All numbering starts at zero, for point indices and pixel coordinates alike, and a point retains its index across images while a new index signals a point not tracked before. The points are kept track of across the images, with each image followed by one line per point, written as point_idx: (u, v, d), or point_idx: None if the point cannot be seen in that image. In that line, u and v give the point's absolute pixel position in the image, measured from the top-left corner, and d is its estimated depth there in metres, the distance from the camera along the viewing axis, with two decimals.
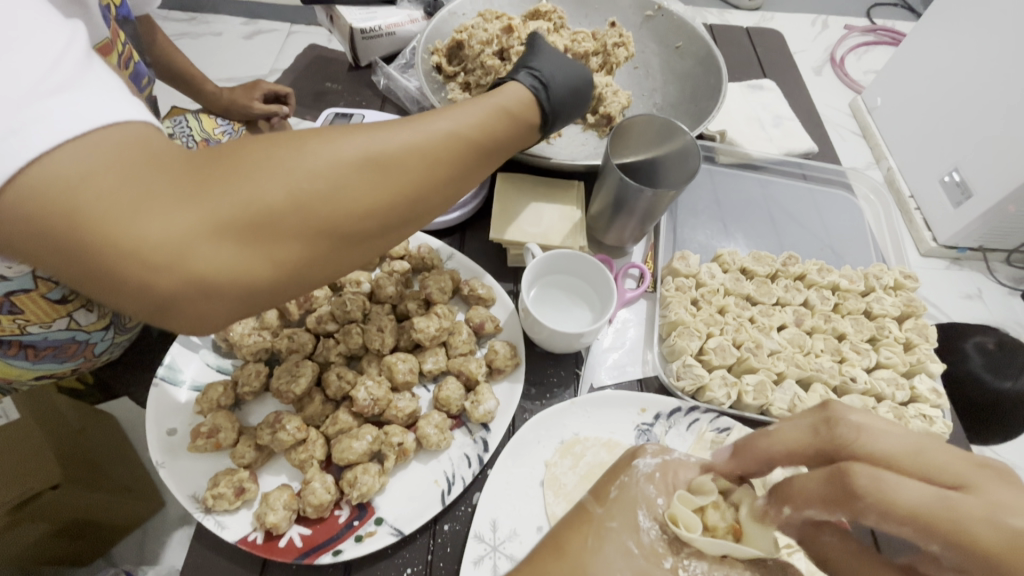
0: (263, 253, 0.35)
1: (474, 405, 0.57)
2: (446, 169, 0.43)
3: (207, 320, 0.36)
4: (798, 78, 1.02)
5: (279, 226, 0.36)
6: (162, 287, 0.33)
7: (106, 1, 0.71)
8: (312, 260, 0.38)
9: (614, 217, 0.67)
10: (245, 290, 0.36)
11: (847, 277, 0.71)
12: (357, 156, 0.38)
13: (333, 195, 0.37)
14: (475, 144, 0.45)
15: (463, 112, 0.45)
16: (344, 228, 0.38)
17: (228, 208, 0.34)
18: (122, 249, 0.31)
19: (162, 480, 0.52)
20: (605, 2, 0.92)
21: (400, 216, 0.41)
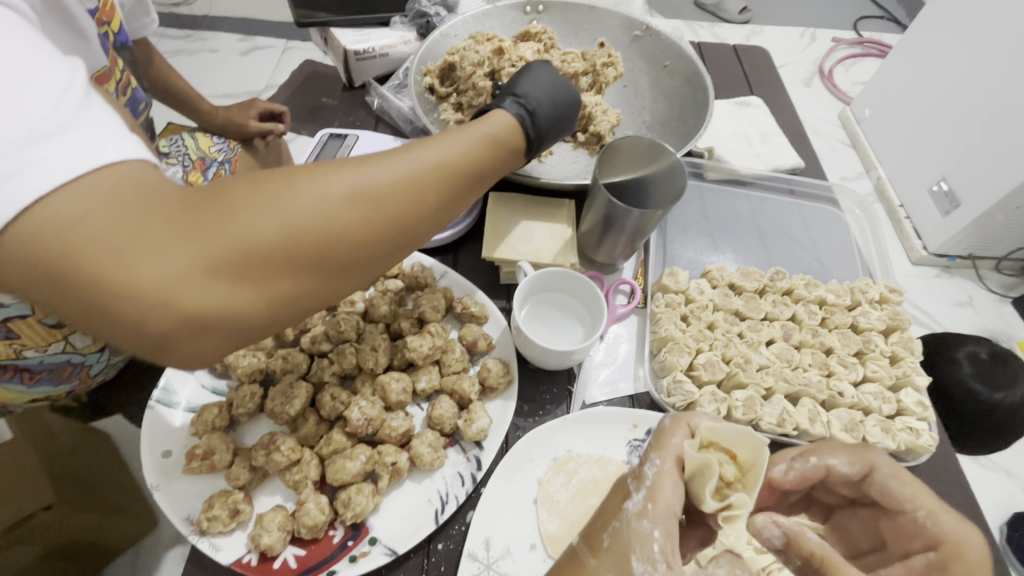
0: (255, 290, 0.37)
1: (468, 423, 0.58)
2: (433, 200, 0.44)
3: (200, 355, 0.37)
4: (784, 94, 1.04)
5: (271, 264, 0.37)
6: (158, 326, 0.34)
7: (104, 28, 0.73)
8: (302, 294, 0.39)
9: (604, 236, 0.69)
10: (237, 325, 0.37)
11: (834, 291, 0.73)
12: (347, 192, 0.39)
13: (323, 231, 0.38)
14: (464, 173, 0.46)
15: (452, 141, 0.46)
16: (334, 262, 0.39)
17: (220, 248, 0.35)
18: (118, 292, 0.33)
19: (157, 503, 0.52)
20: (594, 23, 0.94)
21: (389, 247, 0.42)
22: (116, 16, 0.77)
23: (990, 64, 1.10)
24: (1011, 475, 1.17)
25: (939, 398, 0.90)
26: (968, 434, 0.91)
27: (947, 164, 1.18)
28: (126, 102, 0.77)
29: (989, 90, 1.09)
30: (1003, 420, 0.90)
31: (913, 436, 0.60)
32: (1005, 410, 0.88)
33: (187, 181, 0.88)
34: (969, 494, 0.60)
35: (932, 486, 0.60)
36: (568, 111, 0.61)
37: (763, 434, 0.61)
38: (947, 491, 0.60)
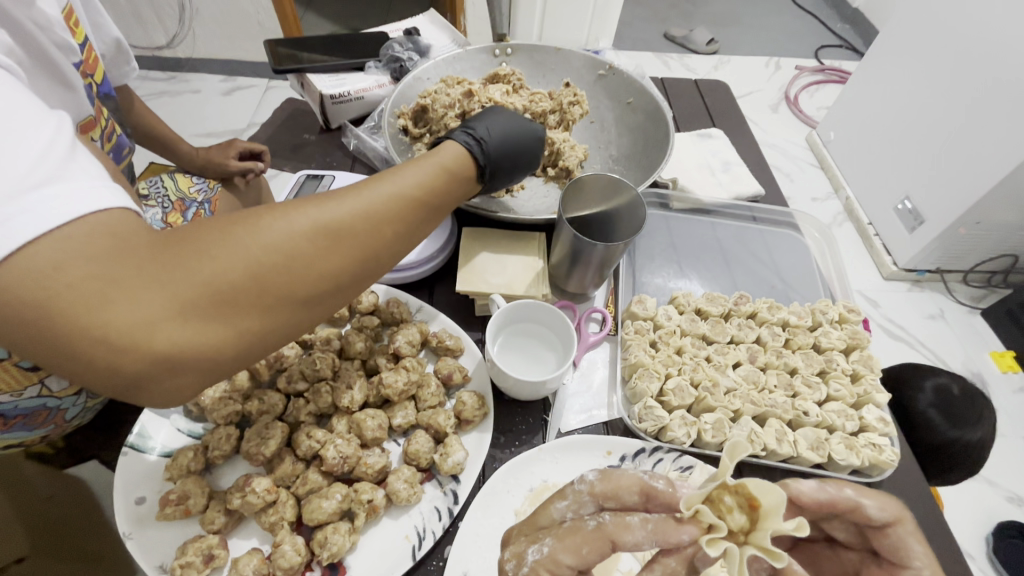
0: (224, 326, 0.39)
1: (444, 457, 0.58)
2: (393, 232, 0.46)
3: (172, 392, 0.39)
4: (744, 124, 1.10)
5: (239, 300, 0.39)
6: (131, 368, 0.36)
7: (88, 80, 0.75)
8: (270, 328, 0.41)
9: (572, 267, 0.71)
10: (210, 362, 0.39)
11: (795, 313, 0.76)
12: (310, 229, 0.42)
13: (289, 266, 0.40)
14: (423, 206, 0.49)
15: (411, 175, 0.49)
16: (300, 295, 0.42)
17: (191, 289, 0.37)
18: (93, 337, 0.34)
19: (129, 552, 0.51)
20: (560, 64, 0.99)
21: (354, 277, 0.45)
22: (99, 67, 0.80)
23: (935, 91, 1.17)
24: (993, 484, 1.19)
25: (913, 435, 0.94)
26: (944, 446, 0.93)
27: (908, 183, 1.25)
28: (110, 148, 0.79)
29: (937, 113, 1.16)
30: (966, 450, 0.94)
31: (876, 451, 0.62)
32: (964, 445, 0.93)
33: (167, 222, 0.90)
34: (933, 507, 0.62)
35: (897, 500, 0.62)
36: (520, 145, 0.64)
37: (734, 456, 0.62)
38: (914, 504, 0.62)
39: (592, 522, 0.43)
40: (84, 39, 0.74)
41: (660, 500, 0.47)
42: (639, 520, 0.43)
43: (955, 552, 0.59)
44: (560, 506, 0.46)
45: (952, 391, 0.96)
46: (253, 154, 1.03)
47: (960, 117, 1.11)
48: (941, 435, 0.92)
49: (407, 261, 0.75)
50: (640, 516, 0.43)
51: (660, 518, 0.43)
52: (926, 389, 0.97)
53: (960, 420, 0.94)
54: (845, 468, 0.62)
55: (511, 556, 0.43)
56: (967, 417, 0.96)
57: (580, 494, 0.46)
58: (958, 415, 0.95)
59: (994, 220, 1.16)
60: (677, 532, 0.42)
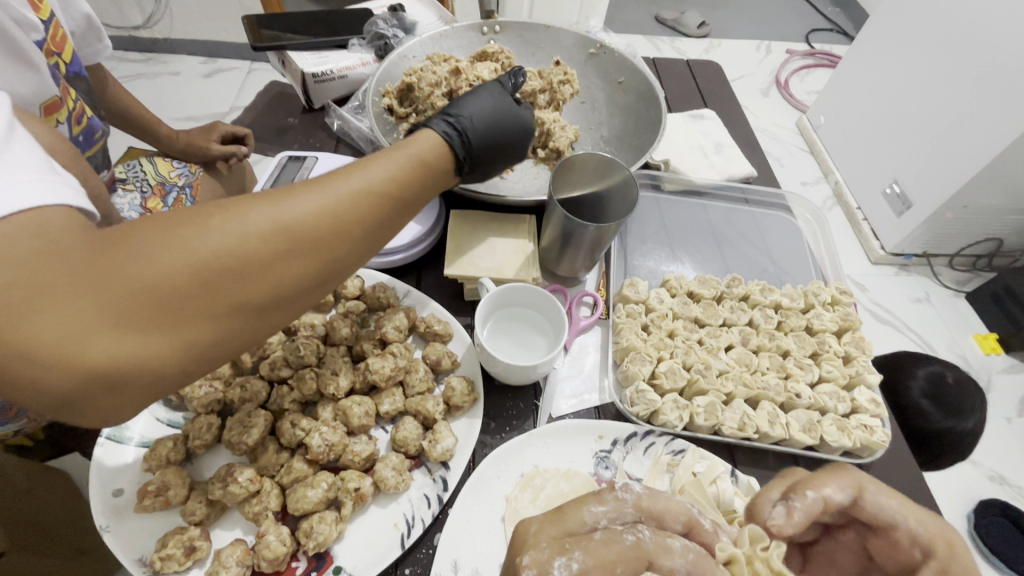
0: (169, 337, 0.35)
1: (432, 444, 0.57)
2: (361, 230, 0.42)
3: (117, 408, 0.36)
4: (736, 105, 1.08)
5: (183, 310, 0.35)
6: (64, 384, 0.32)
7: (54, 59, 0.71)
8: (224, 338, 0.37)
9: (563, 250, 0.70)
10: (154, 377, 0.35)
11: (788, 295, 0.75)
12: (266, 225, 0.38)
13: (242, 267, 0.37)
14: (396, 198, 0.46)
15: (382, 164, 0.46)
16: (257, 299, 0.38)
17: (129, 297, 0.33)
18: (20, 350, 0.31)
19: (107, 545, 0.50)
20: (550, 42, 0.97)
21: (317, 279, 0.41)
22: (68, 45, 0.76)
23: (926, 73, 1.16)
24: (976, 463, 1.21)
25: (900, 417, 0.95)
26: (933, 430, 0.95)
27: (897, 167, 1.25)
28: (80, 131, 0.76)
29: (926, 96, 1.15)
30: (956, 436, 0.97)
31: (867, 432, 0.62)
32: (956, 432, 0.96)
33: (145, 208, 0.88)
34: (921, 487, 0.62)
35: (886, 481, 0.62)
36: (505, 134, 0.62)
37: (725, 439, 0.62)
38: (903, 485, 0.62)
39: (630, 538, 0.42)
40: (50, 15, 0.71)
41: (703, 537, 0.47)
42: (680, 547, 0.42)
43: None
44: (596, 510, 0.44)
45: (941, 379, 0.98)
46: (236, 137, 1.00)
47: (946, 101, 1.11)
48: (931, 426, 0.95)
49: (395, 244, 0.73)
50: (682, 543, 0.42)
51: (701, 552, 0.43)
52: (917, 376, 0.98)
53: (951, 409, 0.96)
54: (836, 449, 0.62)
55: (531, 562, 0.40)
56: (961, 404, 0.98)
57: (621, 503, 0.45)
58: (946, 398, 0.96)
59: (980, 205, 1.16)
60: (714, 569, 0.42)
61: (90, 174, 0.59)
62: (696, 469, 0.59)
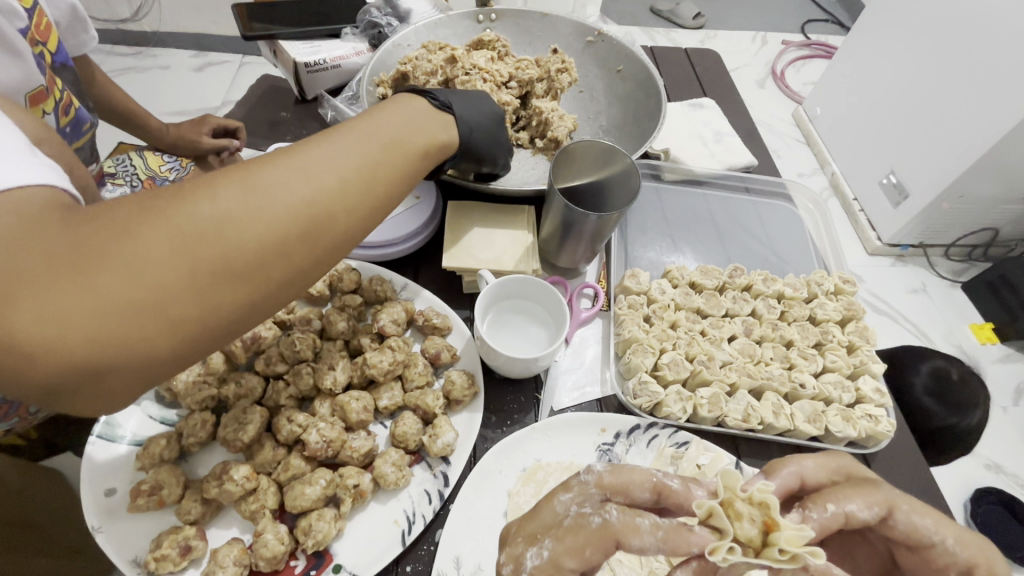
0: (152, 317, 0.32)
1: (433, 439, 0.56)
2: (355, 196, 0.39)
3: (106, 395, 0.34)
4: (735, 95, 1.07)
5: (165, 285, 0.32)
6: (44, 371, 0.30)
7: (38, 47, 0.69)
8: (214, 315, 0.34)
9: (563, 241, 0.69)
10: (140, 361, 0.32)
11: (791, 285, 0.74)
12: (242, 188, 0.35)
13: (219, 230, 0.34)
14: (384, 155, 0.42)
15: (364, 126, 0.44)
16: (242, 265, 0.34)
17: (102, 270, 0.31)
18: None
19: (99, 546, 0.48)
20: (547, 30, 0.95)
21: (308, 240, 0.37)
22: (53, 34, 0.74)
23: (921, 62, 1.15)
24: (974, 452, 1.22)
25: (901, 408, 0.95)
26: (933, 423, 0.96)
27: (893, 158, 1.24)
28: (67, 123, 0.74)
29: (922, 85, 1.14)
30: (961, 432, 0.98)
31: (872, 422, 0.62)
32: (960, 430, 0.97)
33: None
34: (924, 476, 0.62)
35: (891, 471, 0.62)
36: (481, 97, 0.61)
37: (729, 430, 0.61)
38: (908, 475, 0.62)
39: (597, 519, 0.41)
40: (33, 3, 0.69)
41: (674, 500, 0.45)
42: (649, 525, 0.41)
43: None
44: (564, 499, 0.44)
45: (942, 374, 0.99)
46: (228, 130, 0.98)
47: (942, 90, 1.10)
48: (936, 423, 0.96)
49: (393, 236, 0.72)
50: (650, 521, 0.41)
51: (671, 526, 0.41)
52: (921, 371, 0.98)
53: (952, 405, 0.97)
54: (841, 440, 0.61)
55: (508, 559, 0.42)
56: (963, 402, 0.99)
57: (585, 487, 0.45)
58: (945, 392, 0.97)
59: (977, 194, 1.16)
60: (686, 541, 0.40)
61: (77, 167, 0.57)
62: (699, 461, 0.58)
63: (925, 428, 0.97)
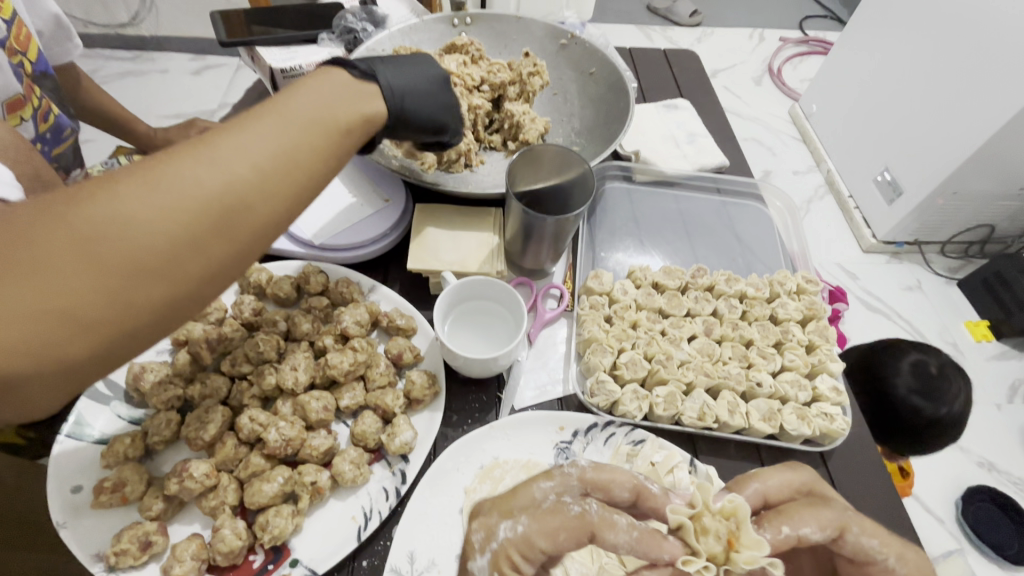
0: (66, 322, 0.34)
1: (391, 437, 0.58)
2: (266, 185, 0.39)
3: (44, 395, 0.36)
4: (714, 95, 1.07)
5: (73, 290, 0.33)
6: None
7: (17, 58, 0.71)
8: (129, 316, 0.35)
9: (526, 243, 0.70)
10: (63, 363, 0.35)
11: (753, 285, 0.75)
12: (146, 185, 0.36)
13: (122, 231, 0.34)
14: (300, 138, 0.42)
15: (281, 107, 0.43)
16: (149, 262, 0.35)
17: (12, 280, 0.33)
18: None
19: (62, 541, 0.50)
20: (521, 33, 0.96)
21: (220, 232, 0.37)
22: (34, 45, 0.76)
23: (914, 59, 1.15)
24: (964, 450, 1.21)
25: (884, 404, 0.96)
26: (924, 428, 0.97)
27: (888, 154, 1.23)
28: (46, 129, 0.76)
29: (915, 82, 1.14)
30: (948, 420, 0.97)
31: (827, 421, 0.62)
32: (947, 420, 0.97)
33: None
34: (883, 473, 0.63)
35: (848, 467, 0.63)
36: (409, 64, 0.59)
37: (686, 428, 0.62)
38: (867, 472, 0.63)
39: (575, 508, 0.44)
40: (12, 15, 0.71)
41: (652, 503, 0.49)
42: (625, 524, 0.44)
43: (906, 518, 0.60)
44: (544, 486, 0.47)
45: (927, 369, 0.98)
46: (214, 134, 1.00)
47: (935, 90, 1.10)
48: (925, 416, 0.96)
49: (361, 238, 0.73)
50: (627, 520, 0.45)
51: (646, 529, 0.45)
52: (905, 367, 0.98)
53: (936, 395, 0.97)
54: (796, 438, 0.62)
55: (482, 531, 0.45)
56: (946, 391, 0.97)
57: (567, 478, 0.48)
58: (933, 386, 0.97)
59: (971, 191, 1.16)
60: (658, 546, 0.44)
61: (48, 174, 0.59)
62: (654, 459, 0.59)
63: (914, 425, 0.97)
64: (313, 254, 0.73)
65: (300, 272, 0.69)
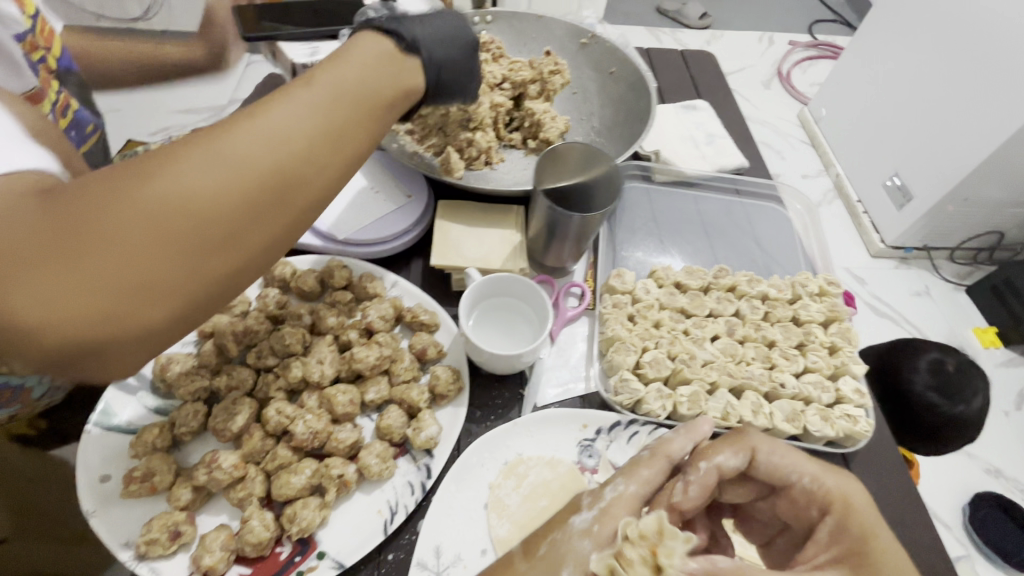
0: (146, 291, 0.36)
1: (417, 432, 0.58)
2: (317, 154, 0.42)
3: (123, 362, 0.39)
4: (730, 97, 1.07)
5: (152, 260, 0.35)
6: (66, 348, 0.35)
7: (39, 54, 0.71)
8: (201, 283, 0.38)
9: (550, 241, 0.70)
10: (145, 330, 0.37)
11: (776, 286, 0.75)
12: (207, 157, 0.38)
13: (191, 203, 0.36)
14: (342, 108, 0.44)
15: (320, 77, 0.44)
16: (217, 232, 0.37)
17: (91, 253, 0.34)
18: (15, 323, 0.33)
19: (93, 529, 0.51)
20: (541, 32, 0.97)
21: (276, 203, 0.40)
22: (56, 40, 0.76)
23: (926, 65, 1.15)
24: (972, 456, 1.21)
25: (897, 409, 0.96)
26: (934, 429, 0.97)
27: (898, 159, 1.23)
28: (67, 124, 0.76)
29: (926, 87, 1.14)
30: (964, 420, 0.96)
31: (850, 422, 0.63)
32: (963, 418, 0.96)
33: None
34: (904, 476, 0.63)
35: (870, 470, 0.63)
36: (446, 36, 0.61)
37: (709, 428, 0.62)
38: (887, 475, 0.63)
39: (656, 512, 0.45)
40: (35, 12, 0.71)
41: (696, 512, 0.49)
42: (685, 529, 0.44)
43: (925, 520, 0.60)
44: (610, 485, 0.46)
45: (943, 369, 0.98)
46: None
47: (947, 95, 1.10)
48: (943, 414, 0.95)
49: (384, 233, 0.74)
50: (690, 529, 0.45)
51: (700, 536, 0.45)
52: (922, 367, 0.98)
53: (953, 393, 0.96)
54: (819, 439, 0.62)
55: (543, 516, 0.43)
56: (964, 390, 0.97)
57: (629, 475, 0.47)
58: (950, 385, 0.97)
59: (981, 197, 1.16)
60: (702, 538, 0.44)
61: (78, 165, 0.59)
62: None
63: (928, 422, 0.96)
64: (337, 250, 0.73)
65: (324, 266, 0.70)
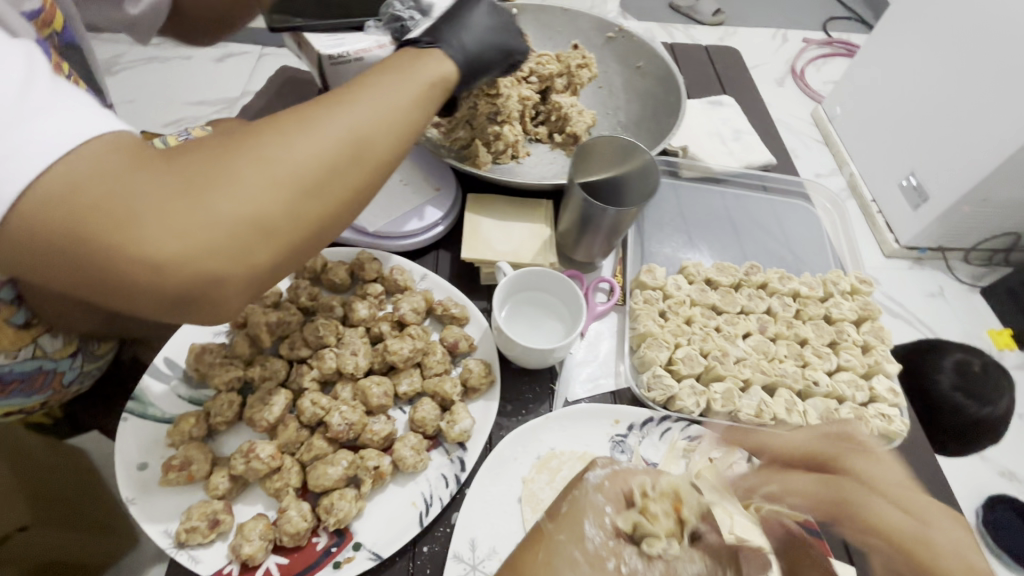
0: (251, 230, 0.40)
1: (450, 425, 0.58)
2: (392, 126, 0.46)
3: (221, 303, 0.42)
4: (753, 93, 1.06)
5: (257, 203, 0.40)
6: (178, 281, 0.38)
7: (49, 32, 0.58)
8: (296, 229, 0.42)
9: (581, 235, 0.69)
10: (247, 269, 0.41)
11: (807, 284, 0.75)
12: (302, 122, 0.43)
13: (291, 157, 0.41)
14: (408, 90, 0.49)
15: (387, 66, 0.50)
16: (312, 183, 0.42)
17: (206, 195, 0.38)
18: (134, 257, 0.37)
19: (133, 516, 0.51)
20: (567, 25, 0.96)
21: (359, 163, 0.45)
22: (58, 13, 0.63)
23: (944, 63, 1.14)
24: (986, 458, 1.20)
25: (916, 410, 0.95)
26: (955, 428, 0.97)
27: (914, 158, 1.21)
28: None
29: (944, 85, 1.13)
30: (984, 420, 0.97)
31: (885, 422, 0.62)
32: (983, 419, 0.97)
33: None
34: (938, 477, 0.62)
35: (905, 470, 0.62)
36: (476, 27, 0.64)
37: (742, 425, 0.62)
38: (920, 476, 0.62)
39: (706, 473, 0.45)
40: None
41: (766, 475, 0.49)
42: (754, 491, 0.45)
43: None
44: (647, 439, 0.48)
45: (966, 369, 0.98)
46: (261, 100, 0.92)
47: (967, 93, 1.09)
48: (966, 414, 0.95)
49: (414, 227, 0.74)
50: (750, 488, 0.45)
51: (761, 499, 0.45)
52: (946, 368, 0.97)
53: (977, 394, 0.96)
54: None
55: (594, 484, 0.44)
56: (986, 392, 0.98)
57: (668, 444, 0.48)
58: (973, 384, 0.97)
59: (999, 198, 1.15)
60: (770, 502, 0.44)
61: None
62: (712, 455, 0.59)
63: (950, 422, 0.96)
64: (367, 243, 0.73)
65: (354, 258, 0.69)
